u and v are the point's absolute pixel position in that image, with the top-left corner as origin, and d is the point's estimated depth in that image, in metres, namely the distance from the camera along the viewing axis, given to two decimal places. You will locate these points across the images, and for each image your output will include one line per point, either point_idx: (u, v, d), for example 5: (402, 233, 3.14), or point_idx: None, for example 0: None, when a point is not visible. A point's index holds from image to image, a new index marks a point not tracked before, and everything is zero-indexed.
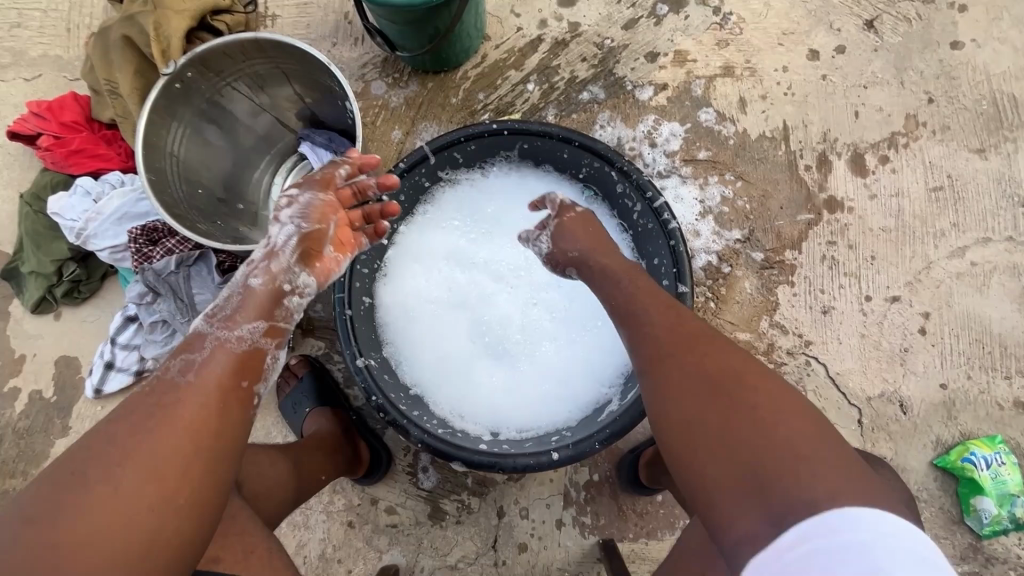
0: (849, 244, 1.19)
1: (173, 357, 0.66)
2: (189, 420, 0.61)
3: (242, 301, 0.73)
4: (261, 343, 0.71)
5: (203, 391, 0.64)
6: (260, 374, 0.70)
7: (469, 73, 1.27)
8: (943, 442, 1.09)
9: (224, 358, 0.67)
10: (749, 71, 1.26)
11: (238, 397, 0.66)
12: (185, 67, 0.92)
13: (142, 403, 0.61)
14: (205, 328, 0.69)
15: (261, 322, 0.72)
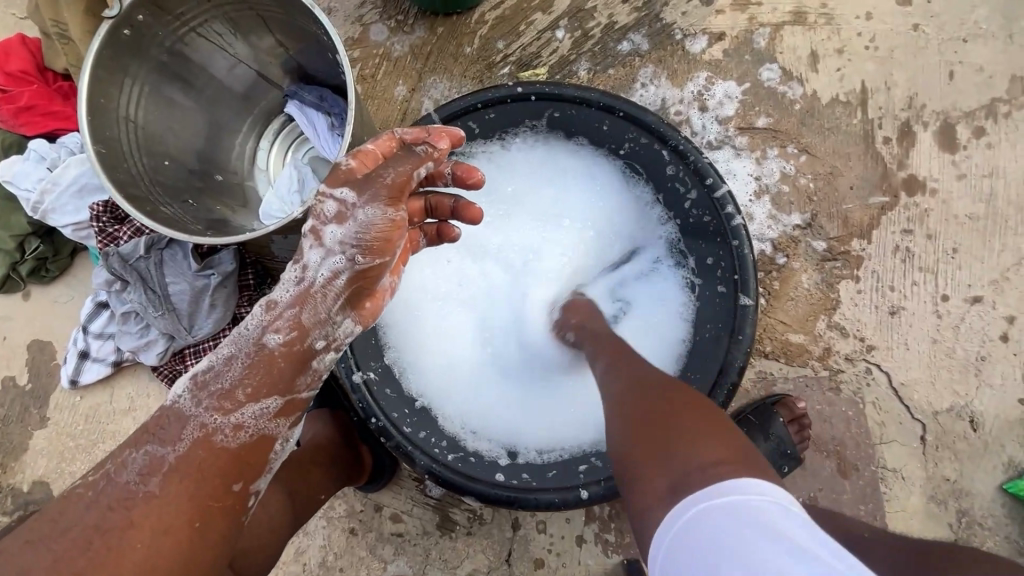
0: (928, 233, 1.02)
1: (146, 444, 0.55)
2: (158, 548, 0.51)
3: (250, 370, 0.57)
4: (269, 428, 0.58)
5: (164, 512, 0.52)
6: (257, 467, 0.58)
7: (487, 16, 1.06)
8: (1016, 465, 0.96)
9: (210, 454, 0.55)
10: (825, 17, 1.04)
11: (224, 508, 0.55)
12: (134, 9, 0.74)
13: (88, 526, 0.51)
14: (188, 408, 0.56)
15: (275, 399, 0.58)
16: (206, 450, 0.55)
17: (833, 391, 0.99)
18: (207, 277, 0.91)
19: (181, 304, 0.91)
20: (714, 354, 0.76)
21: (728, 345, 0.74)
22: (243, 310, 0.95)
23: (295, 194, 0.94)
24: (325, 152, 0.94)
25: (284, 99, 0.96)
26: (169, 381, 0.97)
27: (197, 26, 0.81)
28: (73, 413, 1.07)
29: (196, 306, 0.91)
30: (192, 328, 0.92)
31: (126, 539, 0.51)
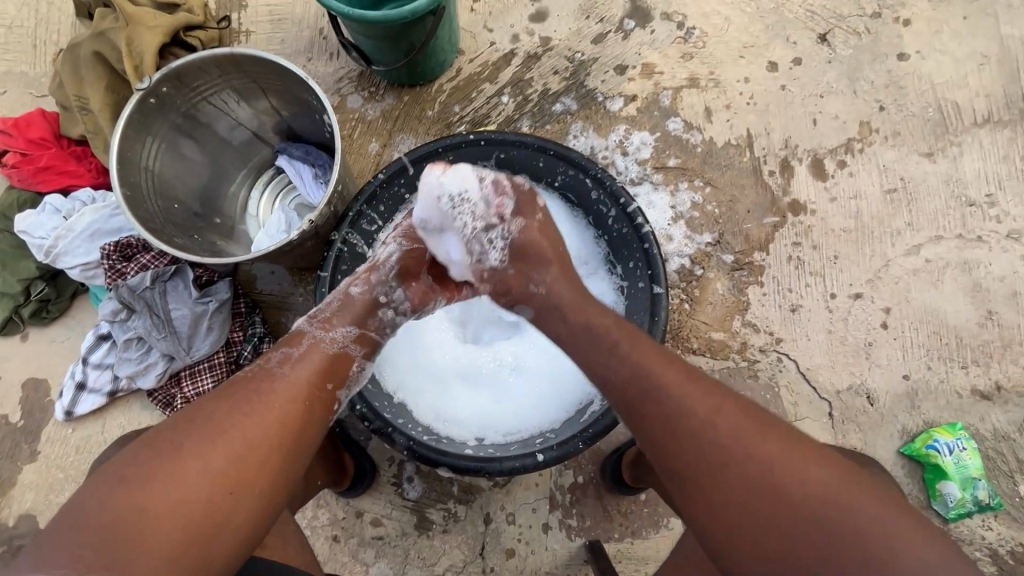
0: (813, 245, 1.24)
1: (274, 350, 0.76)
2: (282, 416, 0.68)
3: (342, 305, 0.84)
4: (351, 348, 0.81)
5: (293, 390, 0.71)
6: (343, 381, 0.79)
7: (445, 86, 1.30)
8: (908, 431, 1.17)
9: (318, 357, 0.76)
10: (713, 82, 1.31)
11: (323, 400, 0.74)
12: (160, 83, 0.92)
13: (244, 387, 0.69)
14: (308, 324, 0.79)
15: (353, 328, 0.82)
16: (319, 357, 0.76)
17: (752, 378, 1.19)
18: (206, 303, 1.05)
19: (181, 328, 1.04)
20: None
21: (647, 326, 0.92)
22: (235, 334, 1.10)
23: (284, 231, 1.09)
24: (310, 197, 1.12)
25: (275, 154, 1.16)
26: (164, 405, 1.09)
27: (208, 95, 1.00)
28: (65, 446, 1.14)
29: (194, 330, 1.04)
30: (190, 349, 1.05)
31: (268, 396, 0.69)
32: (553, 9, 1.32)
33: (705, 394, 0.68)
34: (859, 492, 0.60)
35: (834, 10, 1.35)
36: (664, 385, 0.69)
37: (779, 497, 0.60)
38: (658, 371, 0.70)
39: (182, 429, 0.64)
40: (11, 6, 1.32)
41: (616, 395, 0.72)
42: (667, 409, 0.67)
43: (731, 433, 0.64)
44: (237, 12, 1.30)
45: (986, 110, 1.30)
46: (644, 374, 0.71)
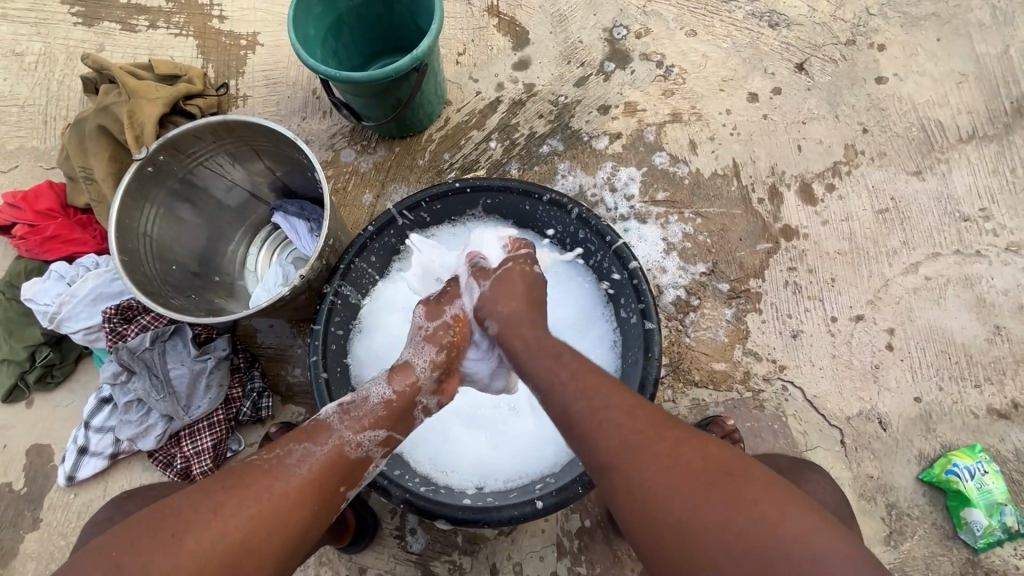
0: (809, 269, 1.24)
1: (296, 441, 0.70)
2: (284, 517, 0.63)
3: (379, 406, 0.79)
4: (374, 452, 0.75)
5: (303, 494, 0.66)
6: (356, 482, 0.73)
7: (435, 136, 1.34)
8: (926, 456, 1.13)
9: (339, 462, 0.71)
10: (696, 115, 1.34)
11: (331, 506, 0.69)
12: (157, 152, 0.97)
13: (252, 482, 0.65)
14: (335, 422, 0.74)
15: (383, 431, 0.77)
16: (338, 456, 0.71)
17: (758, 409, 1.16)
18: (204, 361, 1.07)
19: (180, 387, 1.05)
20: (633, 373, 0.92)
21: (641, 363, 0.90)
22: (235, 390, 1.11)
23: (279, 285, 1.11)
24: (305, 249, 1.14)
25: (271, 211, 1.19)
26: (164, 465, 1.09)
27: (204, 159, 1.04)
28: (67, 512, 1.13)
29: (193, 388, 1.06)
30: (189, 407, 1.06)
31: (275, 499, 0.64)
32: (534, 57, 1.37)
33: (639, 408, 0.69)
34: (783, 500, 0.58)
35: (808, 40, 1.39)
36: (596, 398, 0.70)
37: (707, 507, 0.58)
38: (597, 387, 0.72)
39: (182, 521, 0.60)
40: (24, 86, 1.40)
41: (552, 407, 0.74)
42: (596, 420, 0.68)
43: (657, 445, 0.64)
44: (235, 79, 1.37)
45: (970, 126, 1.31)
46: (576, 387, 0.73)
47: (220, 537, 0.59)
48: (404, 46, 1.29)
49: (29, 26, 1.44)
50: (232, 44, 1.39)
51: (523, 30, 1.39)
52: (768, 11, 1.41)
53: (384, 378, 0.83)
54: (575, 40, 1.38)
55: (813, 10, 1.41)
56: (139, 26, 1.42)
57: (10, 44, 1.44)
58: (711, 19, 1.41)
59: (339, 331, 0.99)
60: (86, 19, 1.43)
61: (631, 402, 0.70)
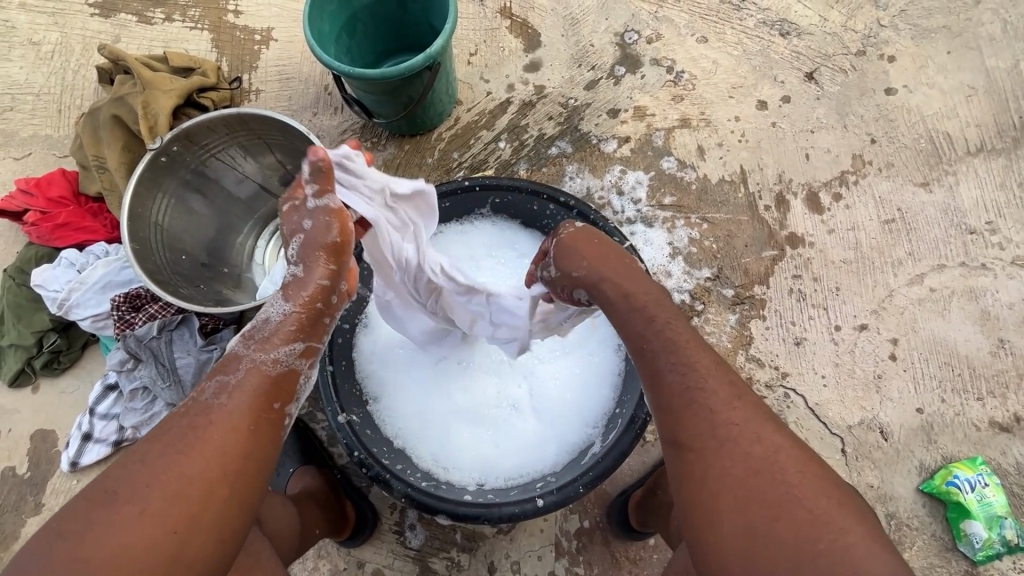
0: (814, 277, 1.24)
1: (207, 378, 0.66)
2: (222, 442, 0.62)
3: (284, 320, 0.70)
4: (296, 364, 0.70)
5: (230, 416, 0.64)
6: (291, 396, 0.69)
7: (444, 135, 1.35)
8: (927, 467, 1.13)
9: (259, 380, 0.66)
10: (704, 121, 1.35)
11: (270, 421, 0.67)
12: (170, 142, 0.98)
13: (174, 426, 0.62)
14: (242, 349, 0.67)
15: (299, 342, 0.70)
16: (255, 379, 0.66)
17: None
18: (210, 351, 1.07)
19: (185, 376, 1.06)
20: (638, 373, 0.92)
21: None
22: None
23: None
24: None
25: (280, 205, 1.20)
26: None
27: (216, 152, 1.05)
28: (69, 497, 1.14)
29: (198, 378, 1.06)
30: None
31: (202, 430, 0.62)
32: (546, 59, 1.38)
33: (736, 398, 0.66)
34: (873, 538, 0.57)
35: (818, 49, 1.39)
36: (700, 374, 0.68)
37: (799, 525, 0.57)
38: (704, 364, 0.68)
39: (115, 477, 0.59)
40: (40, 75, 1.42)
41: (643, 366, 0.72)
42: (690, 397, 0.66)
43: (753, 444, 0.63)
44: (248, 73, 1.38)
45: (978, 139, 1.31)
46: (678, 359, 0.69)
47: (154, 478, 0.58)
48: (416, 45, 1.30)
49: (46, 16, 1.46)
50: (246, 39, 1.40)
51: (535, 32, 1.40)
52: (780, 20, 1.42)
53: (281, 293, 0.72)
54: (586, 44, 1.39)
55: (824, 20, 1.41)
56: (155, 19, 1.43)
57: (27, 33, 1.45)
58: (722, 26, 1.41)
59: (346, 324, 1.00)
60: (103, 10, 1.45)
61: (732, 389, 0.67)
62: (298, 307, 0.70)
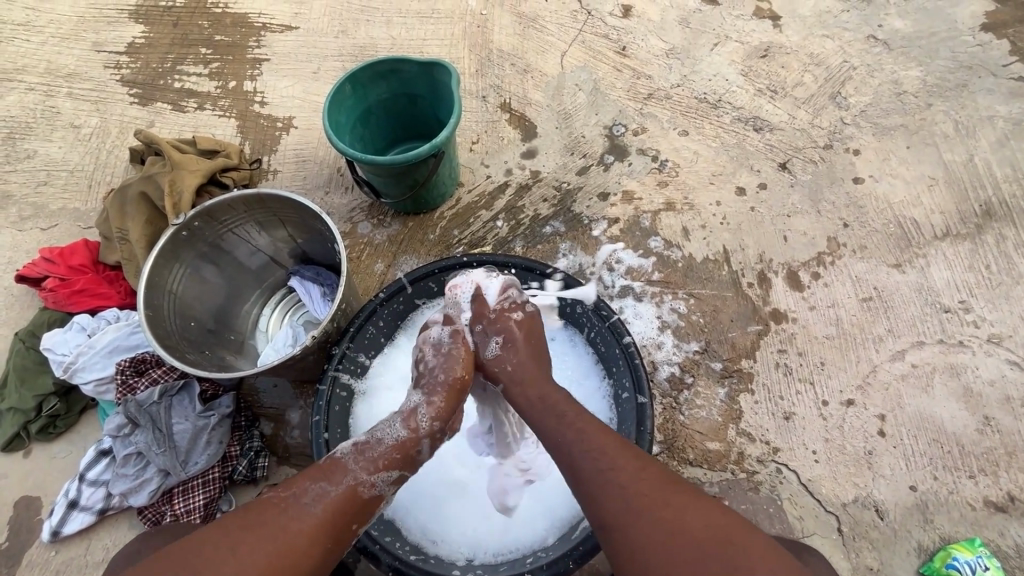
0: (799, 351, 1.28)
1: (314, 480, 0.76)
2: (308, 548, 0.69)
3: (393, 450, 0.84)
4: (386, 490, 0.81)
5: (323, 531, 0.72)
6: (366, 519, 0.79)
7: (446, 213, 1.45)
8: (926, 549, 1.12)
9: (354, 501, 0.77)
10: (688, 205, 1.45)
11: (346, 539, 0.75)
12: (193, 218, 1.06)
13: (279, 518, 0.70)
14: (351, 462, 0.80)
15: (395, 473, 0.83)
16: (353, 498, 0.77)
17: (754, 491, 1.16)
18: (208, 417, 1.09)
19: (181, 442, 1.07)
20: (626, 446, 0.94)
21: (634, 437, 0.93)
22: (233, 448, 1.12)
23: (289, 345, 1.17)
24: (317, 313, 1.20)
25: (288, 275, 1.27)
26: (152, 523, 1.08)
27: (233, 227, 1.13)
28: (45, 570, 1.10)
29: (193, 444, 1.07)
30: (187, 463, 1.06)
31: (296, 538, 0.69)
32: (541, 148, 1.52)
33: (642, 470, 0.74)
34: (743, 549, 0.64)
35: (789, 143, 1.53)
36: (608, 463, 0.75)
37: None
38: (602, 452, 0.76)
39: (214, 551, 0.65)
40: (76, 154, 1.54)
41: (563, 463, 0.79)
42: (604, 475, 0.73)
43: (664, 507, 0.68)
44: (268, 156, 1.50)
45: (943, 225, 1.41)
46: (587, 447, 0.77)
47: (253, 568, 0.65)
48: (422, 134, 1.43)
49: (89, 103, 1.61)
50: (269, 126, 1.54)
51: (532, 124, 1.54)
52: (753, 117, 1.57)
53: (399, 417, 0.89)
54: (578, 135, 1.53)
55: (793, 117, 1.56)
56: (188, 107, 1.59)
57: (70, 117, 1.60)
58: (701, 121, 1.56)
59: (343, 392, 1.03)
60: (142, 99, 1.61)
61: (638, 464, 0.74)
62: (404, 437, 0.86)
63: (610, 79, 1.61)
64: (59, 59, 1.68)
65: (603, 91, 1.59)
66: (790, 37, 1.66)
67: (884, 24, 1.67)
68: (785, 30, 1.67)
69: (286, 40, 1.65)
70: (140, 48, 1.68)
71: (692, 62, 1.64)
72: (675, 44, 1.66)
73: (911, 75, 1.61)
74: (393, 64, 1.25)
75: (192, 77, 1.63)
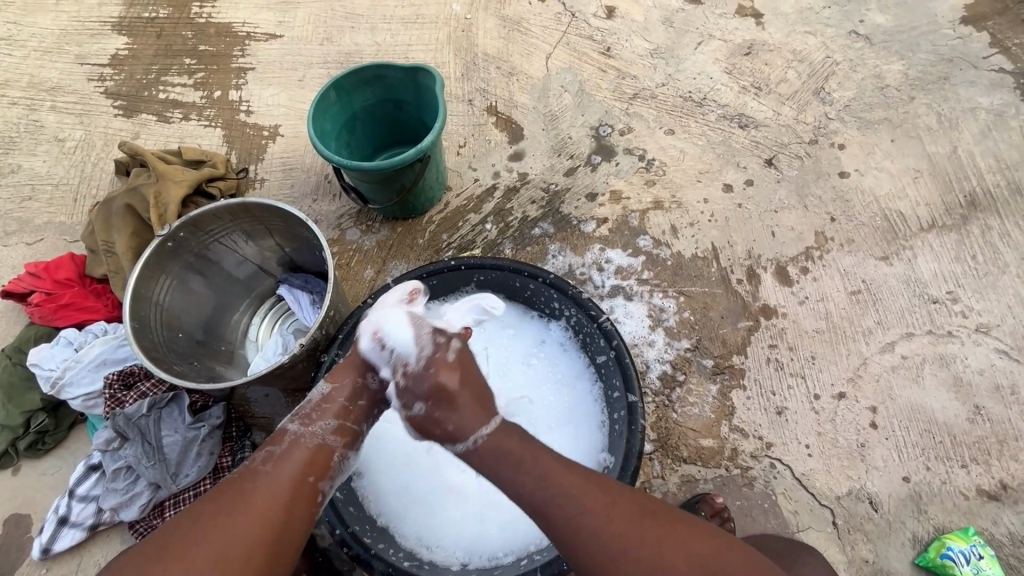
0: (789, 346, 1.29)
1: (257, 450, 0.79)
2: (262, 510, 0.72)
3: (324, 400, 0.85)
4: (331, 441, 0.82)
5: (273, 492, 0.74)
6: (325, 472, 0.80)
7: (435, 218, 1.45)
8: (920, 540, 1.12)
9: (297, 456, 0.78)
10: (676, 204, 1.45)
11: (305, 493, 0.77)
12: (178, 229, 1.05)
13: (225, 494, 0.73)
14: (290, 425, 0.81)
15: (334, 421, 0.83)
16: (298, 453, 0.79)
17: (748, 487, 1.16)
18: (198, 428, 1.08)
19: (171, 454, 1.06)
20: (618, 445, 0.94)
21: (626, 436, 0.93)
22: (224, 459, 1.11)
23: (279, 354, 1.16)
24: (306, 320, 1.20)
25: (277, 284, 1.27)
26: (144, 537, 1.07)
27: (219, 237, 1.13)
28: None
29: (183, 455, 1.06)
30: (178, 475, 1.06)
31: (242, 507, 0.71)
32: (528, 150, 1.52)
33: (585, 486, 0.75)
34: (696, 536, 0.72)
35: (775, 139, 1.54)
36: (557, 485, 0.75)
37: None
38: (548, 470, 0.77)
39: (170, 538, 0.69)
40: (62, 167, 1.53)
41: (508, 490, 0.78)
42: (557, 505, 0.74)
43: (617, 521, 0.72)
44: (254, 165, 1.50)
45: (929, 217, 1.42)
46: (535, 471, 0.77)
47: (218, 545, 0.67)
48: (409, 139, 1.43)
49: (73, 116, 1.60)
50: (255, 135, 1.54)
51: (519, 127, 1.55)
52: (738, 114, 1.58)
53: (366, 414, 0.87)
54: (565, 136, 1.54)
55: (777, 114, 1.57)
56: (172, 118, 1.58)
57: (54, 131, 1.59)
58: (687, 120, 1.57)
59: None
60: (126, 111, 1.60)
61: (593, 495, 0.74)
62: (343, 399, 0.86)
63: (595, 80, 1.61)
64: (43, 73, 1.67)
65: (588, 92, 1.60)
66: (773, 34, 1.68)
67: (865, 19, 1.69)
68: (767, 28, 1.69)
69: (270, 49, 1.65)
70: (124, 60, 1.67)
71: (676, 61, 1.64)
72: (659, 44, 1.66)
73: (894, 69, 1.62)
74: (378, 70, 1.25)
75: (177, 87, 1.62)
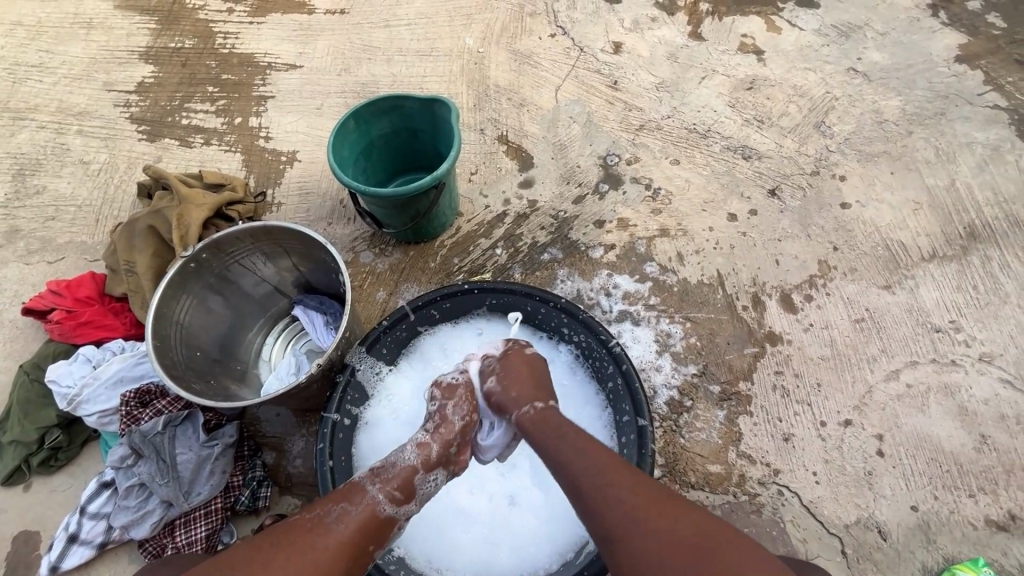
0: (795, 373, 1.30)
1: (334, 501, 0.80)
2: (329, 561, 0.72)
3: (401, 470, 0.87)
4: (398, 514, 0.83)
5: (341, 549, 0.75)
6: (383, 540, 0.82)
7: (446, 242, 1.48)
8: (930, 570, 1.12)
9: (369, 520, 0.80)
10: (682, 231, 1.49)
11: (362, 556, 0.78)
12: (201, 250, 1.09)
13: (300, 533, 0.74)
14: (369, 484, 0.83)
15: (406, 501, 0.85)
16: (370, 516, 0.80)
17: (756, 514, 1.16)
18: (212, 447, 1.09)
19: (184, 472, 1.07)
20: (628, 468, 0.95)
21: (636, 459, 0.94)
22: (235, 478, 1.12)
23: (292, 373, 1.19)
24: (319, 341, 1.23)
25: (292, 304, 1.30)
26: (153, 556, 1.08)
27: (240, 258, 1.16)
28: None
29: (197, 473, 1.07)
30: (190, 493, 1.07)
31: (319, 554, 0.72)
32: (538, 177, 1.56)
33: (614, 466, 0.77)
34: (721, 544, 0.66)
35: (777, 170, 1.59)
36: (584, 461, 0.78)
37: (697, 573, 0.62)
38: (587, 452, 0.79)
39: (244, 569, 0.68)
40: (85, 189, 1.58)
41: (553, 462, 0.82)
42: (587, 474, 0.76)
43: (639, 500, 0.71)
44: (272, 189, 1.54)
45: (930, 247, 1.45)
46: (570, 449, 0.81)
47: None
48: (423, 166, 1.47)
49: (99, 140, 1.66)
50: (274, 160, 1.59)
51: (529, 155, 1.60)
52: (741, 146, 1.63)
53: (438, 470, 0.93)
54: (574, 164, 1.59)
55: (779, 146, 1.62)
56: (194, 143, 1.64)
57: (80, 153, 1.64)
58: (692, 151, 1.62)
59: (346, 421, 1.03)
60: (150, 136, 1.66)
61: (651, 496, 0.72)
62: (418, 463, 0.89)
63: (603, 111, 1.67)
64: (71, 99, 1.74)
65: (596, 124, 1.65)
66: (774, 70, 1.74)
67: (863, 57, 1.75)
68: (768, 64, 1.75)
69: (290, 78, 1.72)
70: (150, 87, 1.74)
71: (681, 95, 1.71)
72: (664, 78, 1.73)
73: (891, 105, 1.68)
74: (395, 101, 1.30)
75: (199, 113, 1.68)
